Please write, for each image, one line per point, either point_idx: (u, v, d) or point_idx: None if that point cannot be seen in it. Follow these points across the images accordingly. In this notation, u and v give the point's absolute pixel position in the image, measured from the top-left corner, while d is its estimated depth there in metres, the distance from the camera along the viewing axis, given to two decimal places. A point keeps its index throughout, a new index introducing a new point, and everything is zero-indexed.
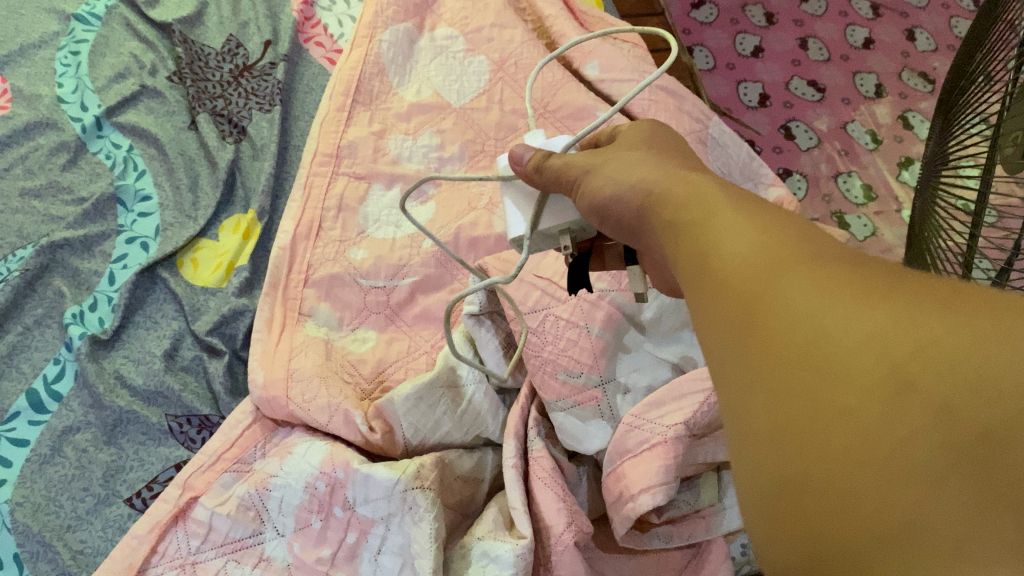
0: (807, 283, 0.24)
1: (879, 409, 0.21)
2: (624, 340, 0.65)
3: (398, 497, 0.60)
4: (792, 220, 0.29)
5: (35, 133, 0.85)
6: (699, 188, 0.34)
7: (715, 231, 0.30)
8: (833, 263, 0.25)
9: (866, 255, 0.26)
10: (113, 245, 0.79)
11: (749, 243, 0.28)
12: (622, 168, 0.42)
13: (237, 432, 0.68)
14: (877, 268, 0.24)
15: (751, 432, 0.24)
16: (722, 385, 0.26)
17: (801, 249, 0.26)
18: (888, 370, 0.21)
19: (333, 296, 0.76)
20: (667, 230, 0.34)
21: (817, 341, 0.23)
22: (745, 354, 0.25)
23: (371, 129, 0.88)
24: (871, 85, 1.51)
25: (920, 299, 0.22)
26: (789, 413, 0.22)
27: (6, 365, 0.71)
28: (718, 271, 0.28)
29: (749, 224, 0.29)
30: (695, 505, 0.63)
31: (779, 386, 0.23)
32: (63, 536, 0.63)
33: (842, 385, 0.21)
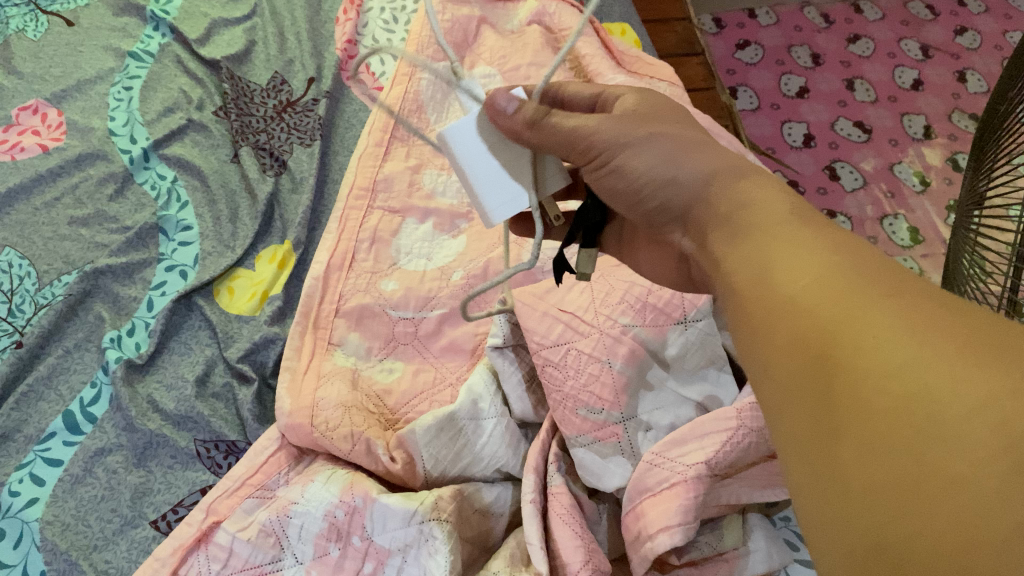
0: (917, 351, 0.28)
1: (994, 477, 0.25)
2: (647, 377, 0.65)
3: (415, 528, 0.60)
4: (883, 268, 0.33)
5: (86, 164, 0.89)
6: (779, 221, 0.38)
7: (802, 273, 0.34)
8: (939, 326, 0.29)
9: (959, 308, 0.30)
10: (153, 273, 0.82)
11: (852, 298, 0.32)
12: (681, 147, 0.45)
13: (263, 458, 0.69)
14: (982, 336, 0.28)
15: (856, 478, 0.28)
16: (822, 434, 0.30)
17: (902, 311, 0.30)
18: (1004, 443, 0.25)
19: (363, 326, 0.77)
20: (744, 267, 0.38)
21: (930, 406, 0.27)
22: (849, 408, 0.29)
23: (407, 164, 0.89)
24: (919, 126, 1.49)
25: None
26: (905, 469, 0.26)
27: (46, 386, 0.73)
28: (817, 325, 0.32)
29: (840, 271, 0.33)
30: (719, 548, 0.62)
31: (890, 441, 0.27)
32: (90, 556, 0.64)
33: (955, 453, 0.26)
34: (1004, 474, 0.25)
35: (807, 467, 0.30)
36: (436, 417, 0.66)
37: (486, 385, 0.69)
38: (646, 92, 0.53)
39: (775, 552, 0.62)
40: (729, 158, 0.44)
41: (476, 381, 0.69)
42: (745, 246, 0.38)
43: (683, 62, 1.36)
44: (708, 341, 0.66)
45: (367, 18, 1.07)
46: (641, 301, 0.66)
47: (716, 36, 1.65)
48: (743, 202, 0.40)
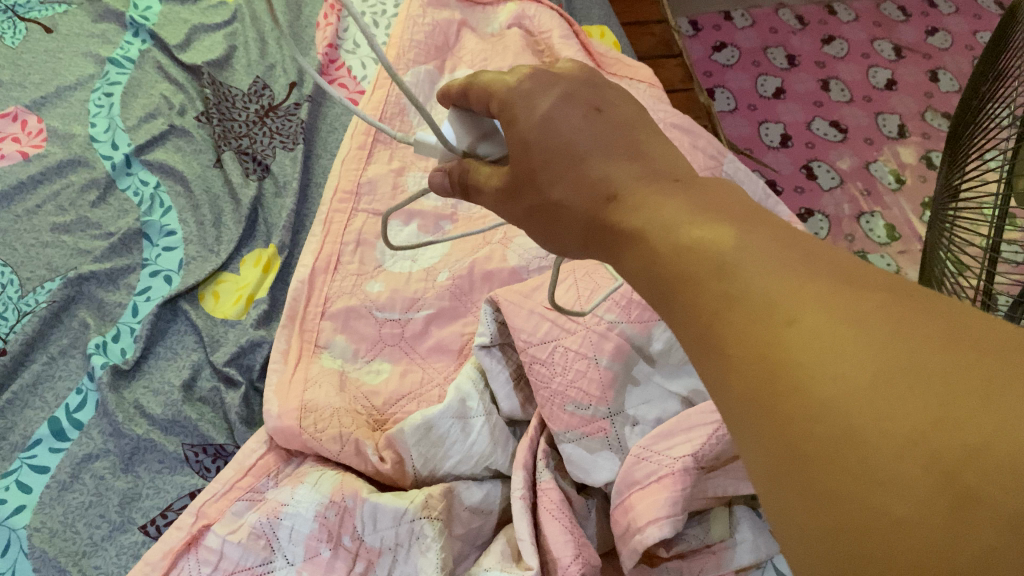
0: (837, 368, 0.24)
1: (940, 521, 0.21)
2: (633, 372, 0.66)
3: (405, 527, 0.61)
4: (785, 257, 0.28)
5: (67, 171, 0.88)
6: (668, 223, 0.32)
7: (703, 296, 0.29)
8: (852, 336, 0.24)
9: (871, 297, 0.25)
10: (137, 278, 0.82)
11: (763, 302, 0.27)
12: (547, 212, 0.39)
13: (252, 460, 0.69)
14: (907, 333, 0.24)
15: (804, 535, 0.24)
16: (762, 479, 0.25)
17: (815, 315, 0.25)
18: (943, 475, 0.22)
19: (349, 328, 0.77)
20: (649, 277, 0.32)
21: (857, 443, 0.23)
22: (779, 459, 0.25)
23: (390, 166, 0.89)
24: (894, 125, 1.51)
25: (947, 383, 0.22)
26: (846, 529, 0.23)
27: (30, 394, 0.73)
28: (728, 344, 0.27)
29: (746, 267, 0.28)
30: (706, 540, 0.63)
31: (823, 484, 0.23)
32: (79, 562, 0.64)
33: (895, 496, 0.22)
34: (948, 517, 0.21)
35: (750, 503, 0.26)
36: (421, 418, 0.67)
37: (475, 383, 0.70)
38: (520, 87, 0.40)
39: (762, 542, 0.62)
40: (587, 203, 0.36)
41: (464, 379, 0.69)
42: (642, 265, 0.33)
43: (660, 64, 1.37)
44: None
45: (347, 23, 1.07)
46: (626, 297, 0.68)
47: (693, 38, 1.67)
48: (628, 217, 0.34)
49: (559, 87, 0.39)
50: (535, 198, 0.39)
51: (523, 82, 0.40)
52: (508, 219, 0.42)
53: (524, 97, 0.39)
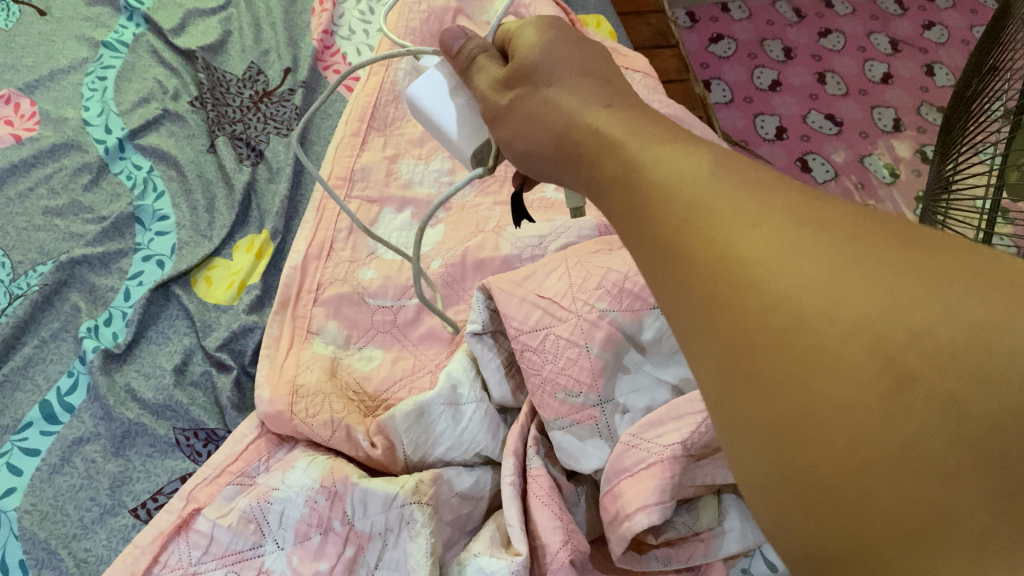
0: (790, 269, 0.27)
1: (880, 401, 0.25)
2: (624, 360, 0.66)
3: (395, 511, 0.61)
4: (744, 176, 0.31)
5: (60, 154, 0.88)
6: (638, 146, 0.35)
7: (669, 207, 0.31)
8: (810, 241, 0.27)
9: (830, 210, 0.29)
10: (129, 262, 0.82)
11: (724, 213, 0.30)
12: (530, 114, 0.43)
13: (243, 445, 0.69)
14: (856, 238, 0.27)
15: (753, 415, 0.27)
16: (714, 372, 0.29)
17: (773, 225, 0.28)
18: (884, 360, 0.25)
19: (341, 315, 0.77)
20: (616, 191, 0.35)
21: (807, 333, 0.26)
22: (734, 352, 0.28)
23: (384, 154, 0.89)
24: (889, 119, 1.51)
25: (896, 280, 0.25)
26: (794, 409, 0.26)
27: (21, 376, 0.73)
28: (690, 253, 0.30)
29: (708, 184, 0.31)
30: (694, 527, 0.63)
31: (774, 371, 0.27)
32: (69, 544, 0.64)
33: (839, 380, 0.25)
34: (888, 398, 0.25)
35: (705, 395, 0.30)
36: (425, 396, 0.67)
37: (465, 370, 0.70)
38: (541, 22, 0.47)
39: (750, 529, 0.64)
40: (575, 109, 0.41)
41: (456, 367, 0.70)
42: (612, 176, 0.36)
43: (656, 55, 1.37)
44: None
45: (343, 9, 1.07)
46: (618, 286, 0.67)
47: (690, 29, 1.67)
48: (609, 134, 0.37)
49: (561, 29, 0.46)
50: (526, 96, 0.44)
51: (545, 18, 0.47)
52: (491, 113, 0.47)
53: (539, 26, 0.47)
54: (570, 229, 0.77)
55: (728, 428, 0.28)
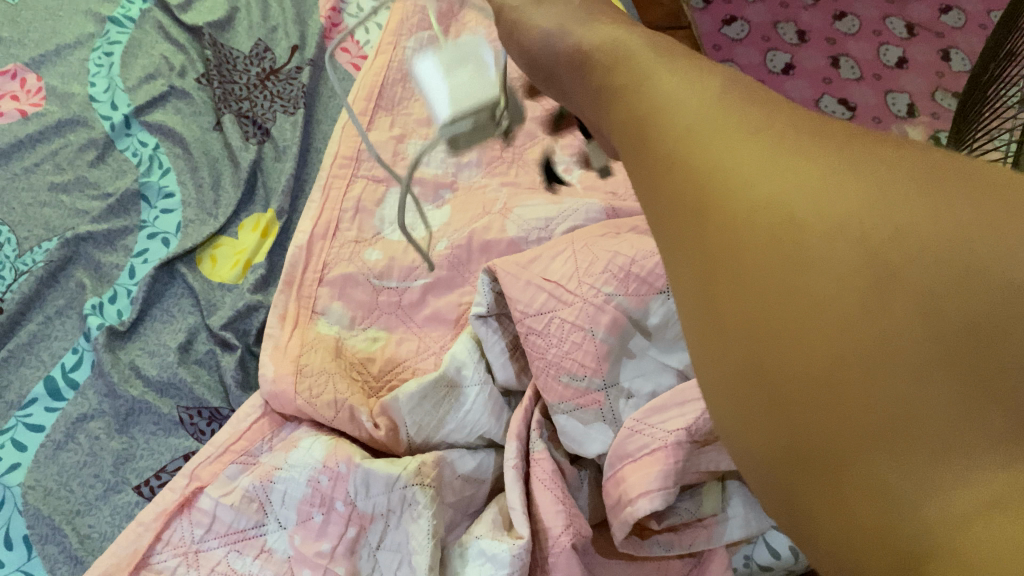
0: (782, 173, 0.26)
1: (859, 299, 0.23)
2: (630, 345, 0.65)
3: (398, 493, 0.61)
4: (752, 98, 0.30)
5: (66, 130, 0.88)
6: (648, 66, 0.34)
7: (668, 126, 0.30)
8: (806, 149, 0.26)
9: (832, 128, 0.27)
10: (135, 240, 0.82)
11: (721, 126, 0.29)
12: (562, 29, 0.42)
13: (247, 424, 0.68)
14: (853, 148, 0.26)
15: (729, 318, 0.26)
16: (692, 278, 0.27)
17: (771, 137, 0.27)
18: (866, 256, 0.23)
19: (346, 295, 0.77)
20: (620, 110, 0.34)
21: (793, 231, 0.25)
22: (715, 254, 0.26)
23: (391, 133, 0.88)
24: (903, 104, 1.49)
25: (889, 181, 0.24)
26: (771, 307, 0.25)
27: (26, 352, 0.73)
28: (683, 161, 0.29)
29: (712, 101, 0.30)
30: (697, 514, 0.64)
31: (754, 269, 0.25)
32: (72, 520, 0.64)
33: (820, 276, 0.24)
34: (866, 296, 0.23)
35: (682, 305, 0.28)
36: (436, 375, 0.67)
37: (469, 353, 0.69)
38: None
39: (753, 517, 0.64)
40: (601, 34, 0.40)
41: (461, 348, 0.69)
42: (619, 97, 0.35)
43: None
44: None
45: None
46: (624, 270, 0.66)
47: (702, 11, 1.64)
48: (623, 53, 0.36)
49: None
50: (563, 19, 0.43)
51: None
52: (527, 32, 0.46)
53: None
54: (577, 213, 0.78)
55: (702, 335, 0.27)
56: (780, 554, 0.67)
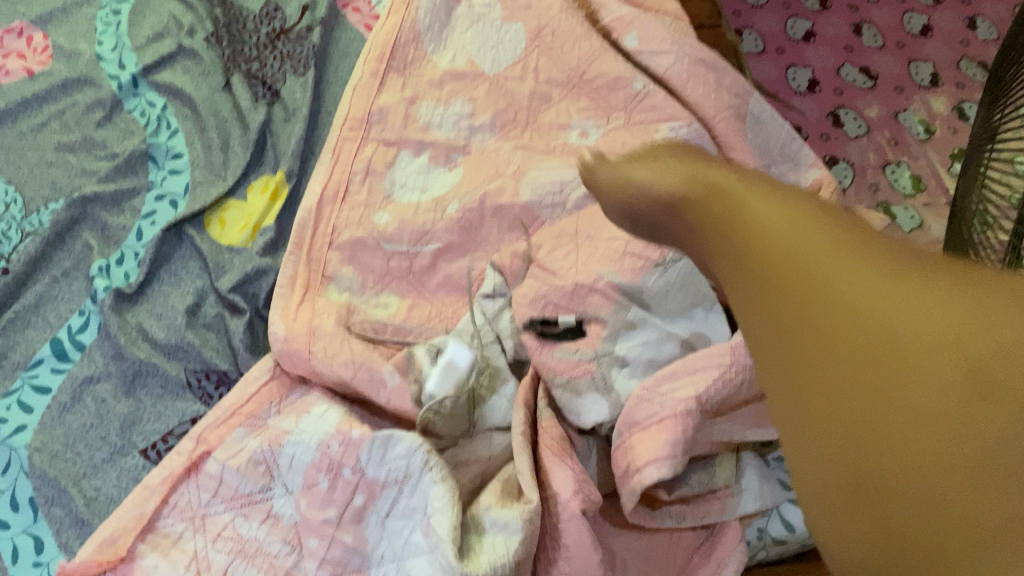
0: (877, 299, 0.33)
1: (955, 404, 0.29)
2: (629, 316, 0.64)
3: (416, 457, 0.59)
4: (842, 229, 0.37)
5: (73, 90, 0.87)
6: (745, 196, 0.42)
7: (765, 242, 0.38)
8: (893, 280, 0.33)
9: (911, 259, 0.34)
10: (142, 202, 0.80)
11: (824, 250, 0.36)
12: (654, 164, 0.50)
13: (254, 388, 0.67)
14: (933, 279, 0.33)
15: (838, 420, 0.32)
16: (805, 386, 0.34)
17: (867, 266, 0.34)
18: (956, 366, 0.30)
19: (356, 260, 0.75)
20: (718, 232, 0.42)
21: (888, 347, 0.31)
22: (827, 369, 0.33)
23: (403, 95, 0.85)
24: (927, 73, 1.36)
25: (963, 312, 0.31)
26: (876, 405, 0.31)
27: (33, 313, 0.72)
28: (789, 283, 0.36)
29: (812, 230, 0.37)
30: (710, 485, 0.63)
31: (855, 379, 0.32)
32: (79, 483, 0.64)
33: (916, 391, 0.30)
34: (956, 402, 0.29)
35: (789, 408, 0.35)
36: (441, 346, 0.67)
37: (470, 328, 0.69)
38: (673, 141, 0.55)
39: (767, 490, 0.64)
40: (675, 170, 0.48)
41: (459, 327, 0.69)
42: (717, 224, 0.42)
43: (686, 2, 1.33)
44: (692, 278, 0.64)
45: None
46: (620, 252, 0.66)
47: None
48: (713, 185, 0.45)
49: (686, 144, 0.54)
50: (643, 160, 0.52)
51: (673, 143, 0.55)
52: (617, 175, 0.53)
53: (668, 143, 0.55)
54: None
55: (813, 436, 0.33)
56: (795, 527, 0.66)
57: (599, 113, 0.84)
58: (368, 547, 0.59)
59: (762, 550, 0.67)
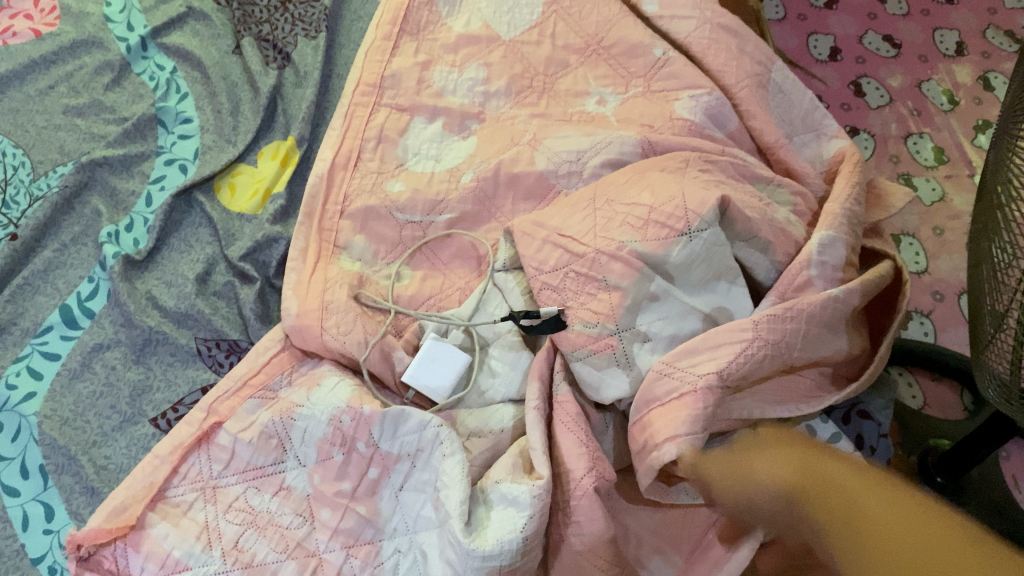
0: (931, 546, 0.34)
1: None
2: (650, 288, 0.61)
3: (430, 432, 0.60)
4: (906, 494, 0.39)
5: (81, 52, 0.85)
6: (813, 459, 0.44)
7: (839, 502, 0.40)
8: (940, 530, 0.35)
9: (964, 522, 0.36)
10: (151, 167, 0.79)
11: (886, 510, 0.38)
12: (741, 449, 0.51)
13: (266, 357, 0.66)
14: (979, 542, 0.34)
15: None
16: None
17: (926, 519, 0.36)
18: None
19: (369, 229, 0.74)
20: (794, 497, 0.44)
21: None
22: None
23: (416, 59, 0.83)
24: (951, 43, 1.31)
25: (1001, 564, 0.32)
26: None
27: (41, 280, 0.72)
28: (867, 530, 0.38)
29: (877, 492, 0.39)
30: (726, 462, 0.61)
31: None
32: (89, 451, 0.63)
33: None
34: None
35: None
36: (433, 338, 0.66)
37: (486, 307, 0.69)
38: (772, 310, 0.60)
39: None
40: (766, 445, 0.49)
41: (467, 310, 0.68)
42: (790, 498, 0.44)
43: None
44: (716, 251, 0.62)
45: None
46: (644, 219, 0.62)
47: None
48: (784, 453, 0.46)
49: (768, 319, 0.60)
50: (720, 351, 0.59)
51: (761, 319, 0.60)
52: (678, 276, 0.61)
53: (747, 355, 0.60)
54: (611, 145, 0.74)
55: None
56: None
57: (618, 81, 0.82)
58: (381, 519, 0.59)
59: None
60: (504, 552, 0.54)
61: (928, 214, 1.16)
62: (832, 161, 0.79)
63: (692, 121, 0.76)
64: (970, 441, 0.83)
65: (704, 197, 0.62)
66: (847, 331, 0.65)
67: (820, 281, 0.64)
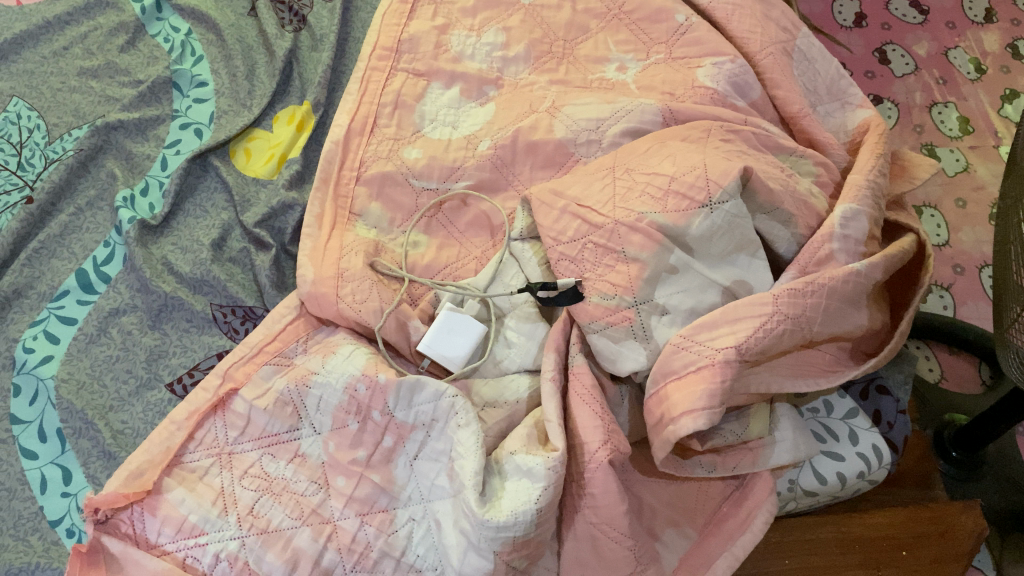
0: None
1: None
2: (670, 259, 0.60)
3: (444, 402, 0.59)
4: None
5: (95, 13, 0.84)
6: None
7: None
8: None
9: None
10: (167, 130, 0.78)
11: None
12: None
13: (281, 325, 0.66)
14: None
15: None
16: None
17: None
18: None
19: (384, 196, 0.73)
20: None
21: None
22: None
23: (434, 23, 0.82)
24: (981, 8, 1.27)
25: None
26: None
27: (57, 244, 0.71)
28: None
29: None
30: (742, 437, 0.61)
31: None
32: (105, 416, 0.64)
33: None
34: None
35: None
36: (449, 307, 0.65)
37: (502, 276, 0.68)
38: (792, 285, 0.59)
39: (801, 443, 0.63)
40: None
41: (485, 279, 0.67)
42: None
43: None
44: (738, 225, 0.61)
45: None
46: (664, 189, 0.61)
47: None
48: None
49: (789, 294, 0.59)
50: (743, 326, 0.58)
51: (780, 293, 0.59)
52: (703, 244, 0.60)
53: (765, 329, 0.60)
54: (632, 113, 0.73)
55: None
56: (825, 480, 0.68)
57: (639, 46, 0.80)
58: (396, 487, 0.59)
59: (793, 501, 0.67)
60: (519, 522, 0.54)
61: (950, 185, 1.14)
62: (856, 131, 0.77)
63: (715, 89, 0.74)
64: (986, 419, 0.82)
65: (727, 167, 0.60)
66: (868, 307, 0.64)
67: (843, 254, 0.63)
